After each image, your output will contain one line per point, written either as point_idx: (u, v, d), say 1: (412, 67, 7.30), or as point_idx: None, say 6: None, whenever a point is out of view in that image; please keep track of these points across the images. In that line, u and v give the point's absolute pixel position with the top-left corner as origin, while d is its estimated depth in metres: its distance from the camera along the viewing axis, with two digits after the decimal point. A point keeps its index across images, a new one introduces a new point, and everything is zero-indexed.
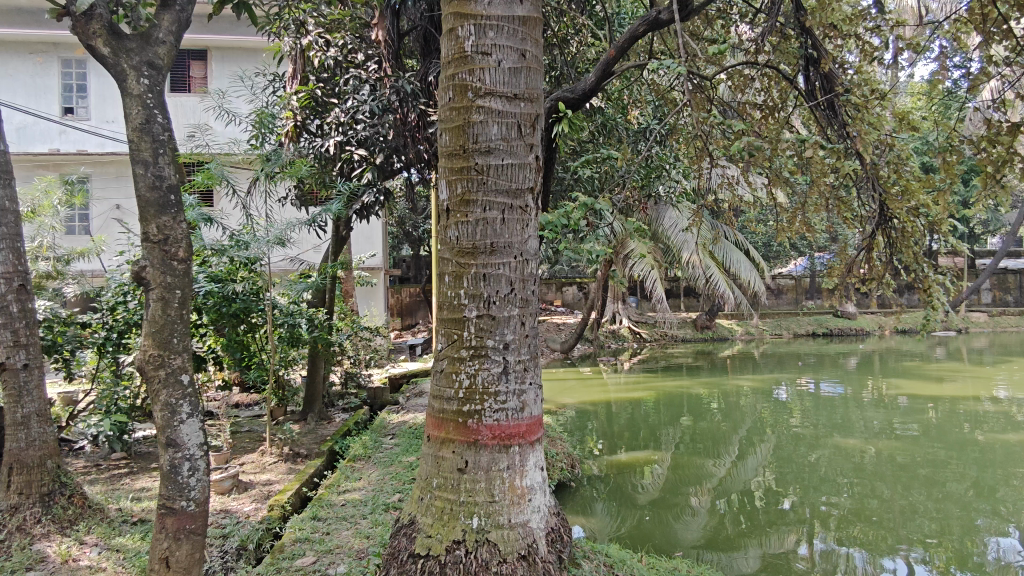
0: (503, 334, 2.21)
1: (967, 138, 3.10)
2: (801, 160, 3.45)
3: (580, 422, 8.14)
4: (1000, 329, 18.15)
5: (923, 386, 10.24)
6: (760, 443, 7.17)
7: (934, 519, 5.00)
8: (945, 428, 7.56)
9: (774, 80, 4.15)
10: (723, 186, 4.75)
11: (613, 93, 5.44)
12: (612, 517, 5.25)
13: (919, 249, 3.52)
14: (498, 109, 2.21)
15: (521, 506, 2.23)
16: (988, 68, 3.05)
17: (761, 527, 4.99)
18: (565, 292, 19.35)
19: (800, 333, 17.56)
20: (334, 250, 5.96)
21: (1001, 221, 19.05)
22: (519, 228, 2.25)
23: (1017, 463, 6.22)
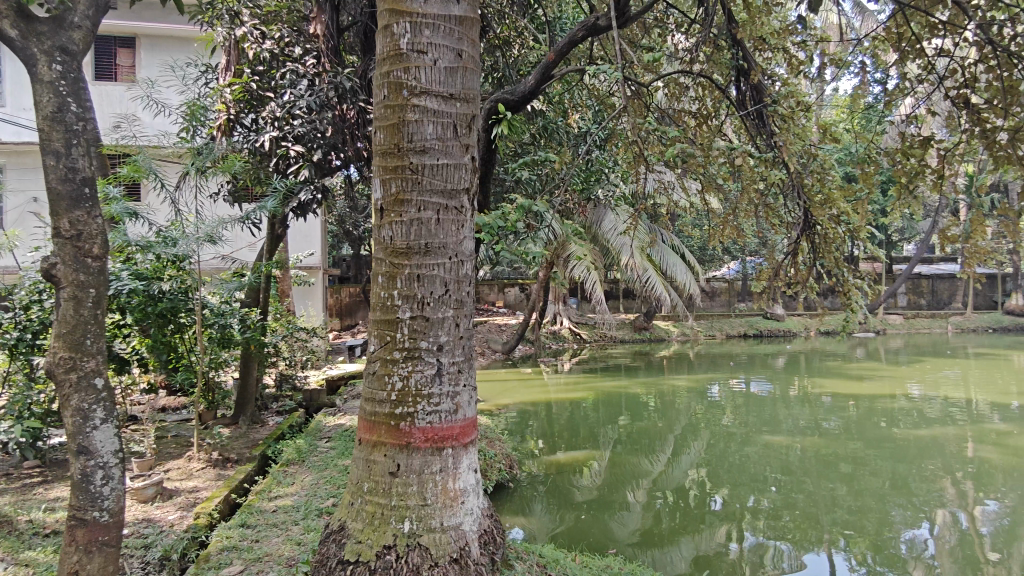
0: (436, 336, 2.20)
1: (884, 150, 3.27)
2: (733, 168, 3.57)
3: (520, 422, 8.19)
4: (914, 330, 19.33)
5: (845, 385, 10.77)
6: (693, 442, 7.38)
7: (853, 511, 5.26)
8: (864, 424, 7.98)
9: (708, 89, 4.29)
10: (659, 191, 4.87)
11: (554, 96, 5.48)
12: (550, 517, 5.29)
13: (841, 254, 3.69)
14: (434, 108, 2.19)
15: (453, 509, 2.22)
16: (902, 86, 3.24)
17: (694, 523, 5.13)
18: (507, 293, 19.44)
19: (731, 334, 18.21)
20: (268, 249, 5.78)
21: (916, 230, 20.31)
22: (454, 228, 2.24)
23: (927, 457, 6.63)
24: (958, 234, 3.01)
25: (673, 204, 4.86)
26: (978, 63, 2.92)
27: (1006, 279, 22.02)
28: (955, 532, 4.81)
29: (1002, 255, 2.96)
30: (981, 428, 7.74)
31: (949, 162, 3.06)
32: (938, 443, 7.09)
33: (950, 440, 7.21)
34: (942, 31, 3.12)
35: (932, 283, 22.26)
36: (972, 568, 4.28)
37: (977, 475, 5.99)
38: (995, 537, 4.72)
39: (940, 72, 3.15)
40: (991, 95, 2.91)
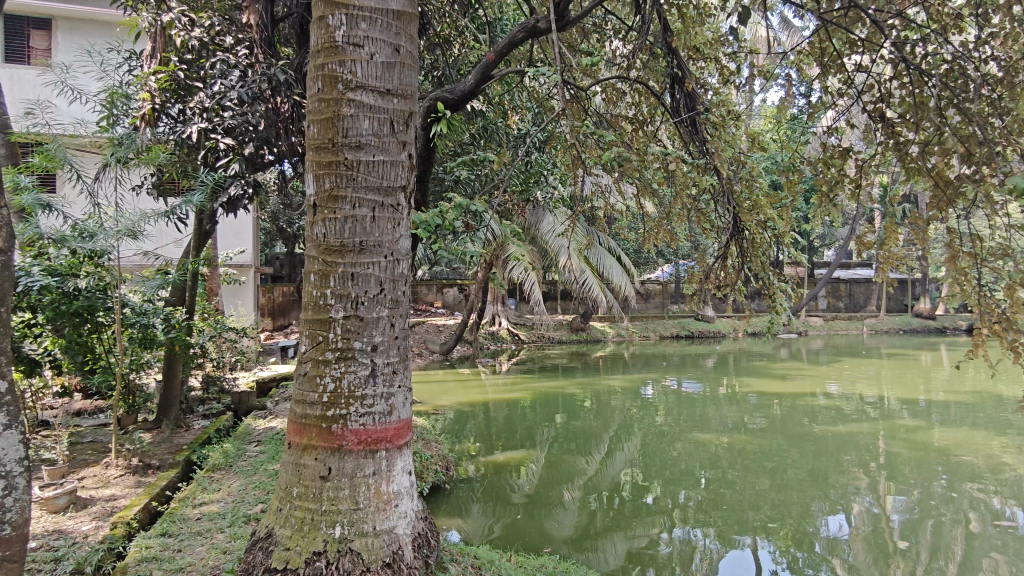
0: (371, 336, 2.16)
1: (808, 160, 3.42)
2: (667, 173, 3.66)
3: (458, 423, 8.16)
4: (833, 332, 20.40)
5: (769, 384, 11.25)
6: (627, 440, 7.54)
7: (776, 504, 5.50)
8: (787, 422, 8.35)
9: (644, 96, 4.39)
10: (597, 194, 4.96)
11: (494, 98, 5.50)
12: (486, 517, 5.29)
13: (766, 259, 3.83)
14: (370, 103, 2.15)
15: (387, 512, 2.18)
16: (824, 99, 3.40)
17: (627, 520, 5.23)
18: (446, 293, 19.34)
19: (664, 335, 18.71)
20: (196, 245, 5.54)
21: (835, 236, 21.43)
22: (390, 226, 2.20)
23: (844, 451, 6.99)
24: (873, 240, 3.18)
25: (609, 207, 4.95)
26: (893, 79, 3.09)
27: (915, 284, 23.53)
28: (868, 522, 5.08)
29: (912, 261, 3.14)
30: (892, 424, 8.22)
31: (865, 173, 3.24)
32: (854, 438, 7.49)
33: (864, 436, 7.62)
34: (861, 47, 3.28)
35: (849, 288, 23.57)
36: (882, 556, 4.55)
37: (888, 469, 6.35)
38: (904, 525, 5.02)
39: (858, 87, 3.32)
40: (903, 109, 3.10)
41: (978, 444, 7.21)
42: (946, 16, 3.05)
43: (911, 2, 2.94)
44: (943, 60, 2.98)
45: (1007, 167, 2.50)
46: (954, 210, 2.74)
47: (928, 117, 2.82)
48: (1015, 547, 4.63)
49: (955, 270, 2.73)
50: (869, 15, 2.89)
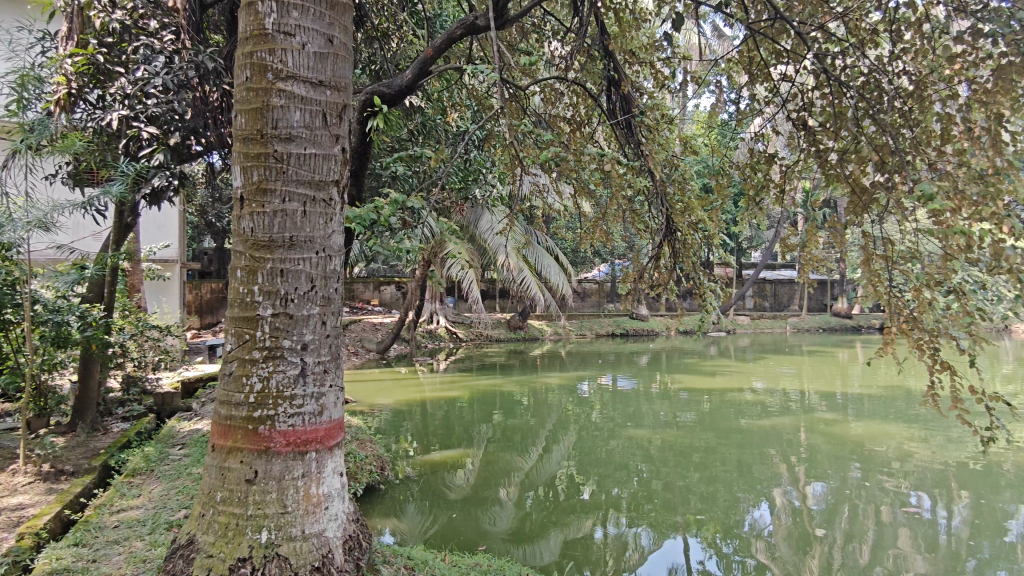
0: (301, 334, 2.10)
1: (736, 165, 3.54)
2: (603, 174, 3.73)
3: (394, 422, 8.06)
4: (759, 330, 21.29)
5: (699, 380, 11.64)
6: (564, 437, 7.63)
7: (705, 496, 5.68)
8: (716, 417, 8.65)
9: (581, 97, 4.45)
10: (535, 193, 4.99)
11: (433, 94, 5.45)
12: (422, 517, 5.25)
13: (697, 259, 3.94)
14: (301, 94, 2.09)
15: (316, 515, 2.13)
16: (752, 106, 3.52)
17: (562, 516, 5.30)
18: (383, 291, 19.06)
19: (600, 333, 19.05)
20: (116, 239, 5.25)
21: (762, 238, 22.34)
22: (322, 222, 2.15)
23: (768, 444, 7.30)
24: (796, 243, 3.32)
25: (547, 207, 5.00)
26: (815, 90, 3.24)
27: (834, 285, 24.82)
28: (789, 512, 5.32)
29: (830, 262, 3.30)
30: (812, 418, 8.64)
31: (789, 178, 3.38)
32: (777, 432, 7.82)
33: (786, 429, 7.98)
34: (786, 57, 3.42)
35: (774, 289, 24.67)
36: (802, 544, 4.77)
37: (808, 461, 6.66)
38: (822, 514, 5.27)
39: (783, 96, 3.46)
40: (824, 119, 3.26)
41: (889, 435, 7.67)
42: (864, 32, 3.22)
43: (832, 16, 3.09)
44: (860, 72, 3.14)
45: (916, 176, 2.66)
46: (869, 215, 2.89)
47: (847, 127, 2.97)
48: (920, 531, 4.94)
49: (869, 271, 2.89)
50: (793, 27, 3.01)
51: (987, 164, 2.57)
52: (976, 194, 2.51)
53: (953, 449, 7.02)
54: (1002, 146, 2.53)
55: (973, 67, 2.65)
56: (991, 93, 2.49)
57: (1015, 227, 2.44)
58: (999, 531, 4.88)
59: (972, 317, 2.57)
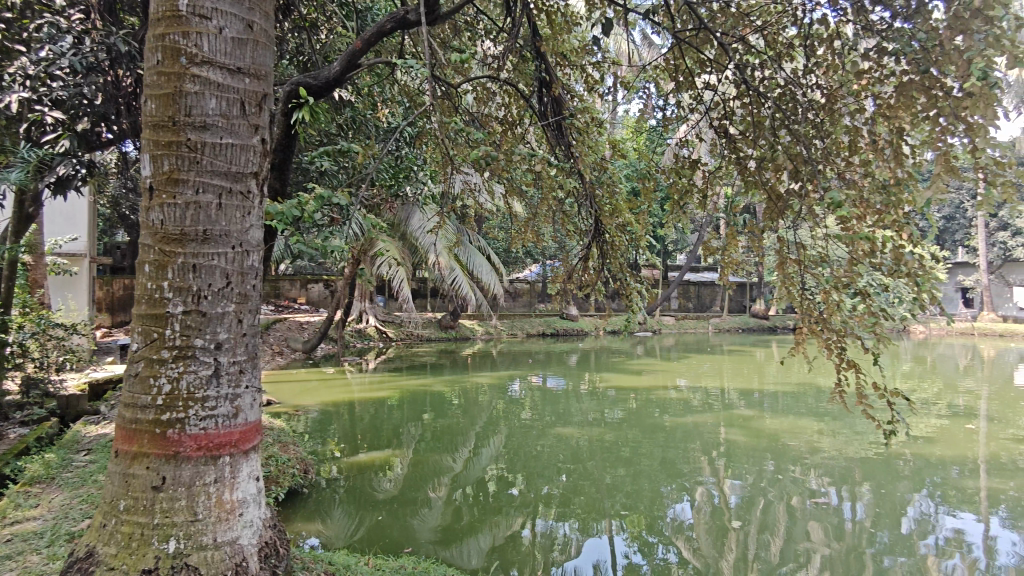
0: (214, 332, 2.01)
1: (662, 170, 3.64)
2: (533, 175, 3.76)
3: (320, 424, 7.85)
4: (683, 330, 22.00)
5: (626, 379, 11.92)
6: (493, 436, 7.64)
7: (630, 492, 5.81)
8: (642, 414, 8.88)
9: (513, 97, 4.46)
10: (466, 192, 4.97)
11: (363, 88, 5.34)
12: (348, 520, 5.12)
13: (624, 261, 4.02)
14: (218, 81, 2.01)
15: (229, 522, 2.04)
16: (678, 112, 3.62)
17: (491, 516, 5.30)
18: (310, 289, 18.56)
19: (530, 333, 19.21)
20: (15, 231, 4.88)
21: (687, 241, 23.11)
22: (239, 215, 2.07)
23: (690, 440, 7.55)
24: (717, 246, 3.44)
25: (478, 206, 4.99)
26: (735, 99, 3.37)
27: (752, 287, 25.97)
28: (709, 505, 5.51)
29: (748, 265, 3.45)
30: (731, 414, 9.00)
31: (710, 184, 3.49)
32: (699, 428, 8.10)
33: (707, 426, 8.28)
34: (709, 67, 3.53)
35: (698, 290, 25.63)
36: (720, 536, 4.95)
37: (726, 456, 6.92)
38: (739, 507, 5.50)
39: (706, 104, 3.58)
40: (743, 127, 3.39)
41: (800, 430, 8.09)
42: (781, 46, 3.37)
43: (751, 29, 3.21)
44: (777, 84, 3.28)
45: (827, 184, 2.80)
46: (783, 221, 3.03)
47: (765, 136, 3.10)
48: (828, 520, 5.22)
49: (783, 274, 3.03)
50: (716, 38, 3.11)
51: (889, 175, 2.73)
52: (880, 203, 2.68)
53: (857, 442, 7.48)
54: (903, 158, 2.70)
55: (878, 83, 2.80)
56: (894, 108, 2.65)
57: (913, 235, 2.62)
58: (897, 519, 5.23)
59: (876, 317, 2.73)
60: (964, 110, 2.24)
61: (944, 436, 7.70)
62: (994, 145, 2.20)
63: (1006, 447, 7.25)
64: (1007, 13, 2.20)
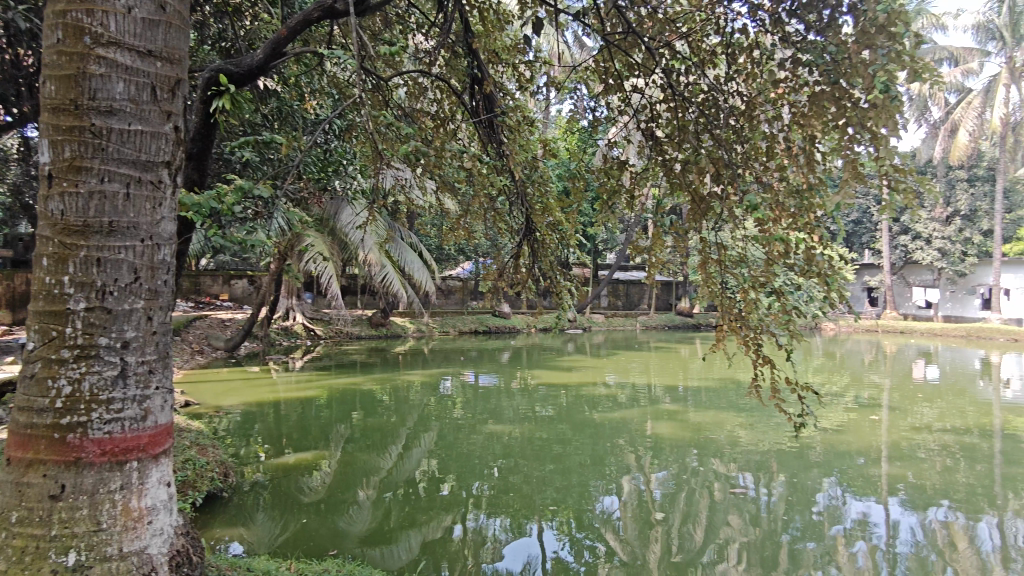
0: (121, 330, 1.91)
1: (591, 169, 3.70)
2: (464, 171, 3.74)
3: (243, 425, 7.58)
4: (612, 328, 22.47)
5: (557, 376, 12.08)
6: (424, 435, 7.58)
7: (560, 488, 5.88)
8: (572, 410, 9.02)
9: (445, 93, 4.43)
10: (397, 187, 4.90)
11: (290, 78, 5.16)
12: (271, 524, 4.94)
13: (554, 259, 4.06)
14: (126, 63, 1.92)
15: (137, 532, 1.94)
16: (608, 114, 3.67)
17: (421, 515, 5.25)
18: (234, 285, 17.87)
19: (463, 331, 19.17)
20: None
21: (617, 241, 23.63)
22: (148, 207, 1.98)
23: (618, 435, 7.73)
24: (644, 246, 3.53)
25: (410, 202, 4.93)
26: (661, 102, 3.47)
27: (678, 287, 26.82)
28: (636, 498, 5.66)
29: (674, 265, 3.55)
30: (657, 409, 9.28)
31: (637, 185, 3.57)
32: (626, 423, 8.32)
33: (635, 421, 8.49)
34: (637, 71, 3.61)
35: (625, 289, 26.31)
36: (646, 527, 5.09)
37: (652, 449, 7.13)
38: (664, 498, 5.67)
39: (634, 106, 3.65)
40: (669, 130, 3.48)
41: (721, 423, 8.43)
42: (706, 53, 3.47)
43: (677, 35, 3.30)
44: (700, 90, 3.40)
45: (745, 187, 2.93)
46: (706, 222, 3.14)
47: (689, 139, 3.20)
48: (747, 508, 5.46)
49: (705, 273, 3.13)
50: (643, 42, 3.18)
51: (802, 180, 2.87)
52: (794, 206, 2.82)
53: (773, 434, 7.87)
54: (815, 164, 2.84)
55: (793, 93, 2.95)
56: (808, 116, 2.78)
57: (823, 237, 2.77)
58: (809, 505, 5.52)
59: (788, 315, 2.87)
60: (869, 121, 2.39)
61: (851, 427, 8.19)
62: (896, 154, 2.35)
63: (905, 436, 7.79)
64: (908, 31, 2.36)
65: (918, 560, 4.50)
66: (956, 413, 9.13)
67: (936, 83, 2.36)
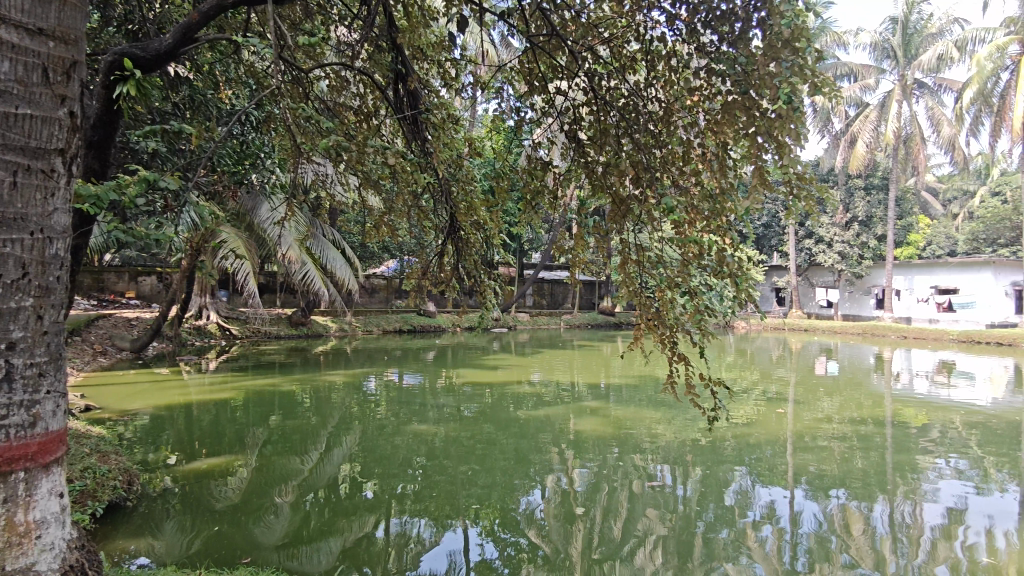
0: (7, 329, 1.90)
1: (515, 170, 3.72)
2: (387, 168, 3.69)
3: (150, 430, 7.18)
4: (537, 326, 22.75)
5: (481, 374, 12.12)
6: (346, 436, 7.41)
7: (485, 486, 5.90)
8: (497, 408, 9.07)
9: (369, 87, 4.34)
10: (318, 182, 4.77)
11: (203, 65, 4.92)
12: (182, 532, 4.70)
13: (478, 258, 4.07)
14: (13, 44, 1.91)
15: (23, 547, 1.95)
16: (532, 116, 3.70)
17: (342, 518, 5.14)
18: (141, 282, 16.86)
19: (387, 330, 18.91)
20: None
21: (541, 240, 23.92)
22: (38, 198, 1.98)
23: (542, 432, 7.84)
24: (567, 246, 3.59)
25: (331, 198, 4.81)
26: (584, 105, 3.52)
27: (600, 286, 27.47)
28: (559, 493, 5.76)
29: (595, 265, 3.62)
30: (580, 406, 9.47)
31: (560, 186, 3.62)
32: (550, 420, 8.45)
33: (558, 418, 8.63)
34: (561, 74, 3.66)
35: (551, 288, 26.93)
36: (568, 521, 5.19)
37: (575, 445, 7.27)
38: (586, 493, 5.80)
39: (557, 109, 3.69)
40: (592, 133, 3.54)
41: (640, 419, 8.70)
42: (627, 59, 3.56)
43: (599, 40, 3.36)
44: (621, 95, 3.49)
45: (663, 190, 3.03)
46: (626, 224, 3.21)
47: (610, 143, 3.27)
48: (664, 500, 5.67)
49: (624, 274, 3.21)
50: (566, 46, 3.23)
51: (716, 185, 2.99)
52: (707, 210, 2.95)
53: (689, 428, 8.20)
54: (727, 170, 2.96)
55: (707, 100, 3.08)
56: (721, 124, 2.90)
57: (734, 239, 2.91)
58: (721, 495, 5.78)
59: (702, 314, 3.01)
60: (776, 130, 2.52)
61: (760, 420, 8.64)
62: (797, 163, 2.50)
63: (809, 427, 8.28)
64: (811, 46, 2.50)
65: (819, 543, 4.79)
66: (854, 405, 9.80)
67: (835, 96, 2.52)
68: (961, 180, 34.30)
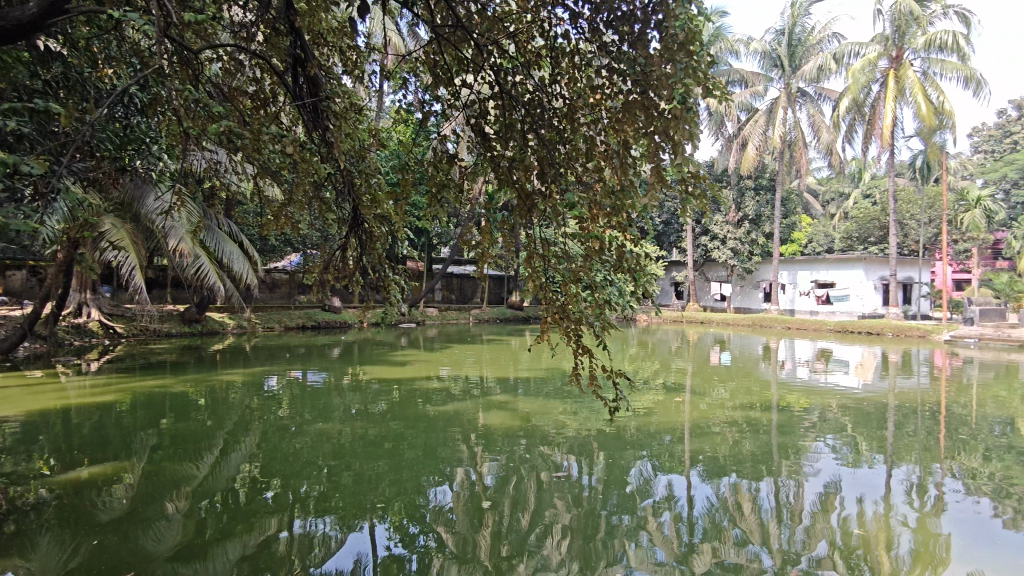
0: None
1: (421, 162, 3.65)
2: (286, 156, 3.52)
3: (20, 439, 6.53)
4: (446, 321, 22.70)
5: (389, 370, 11.94)
6: (244, 438, 7.06)
7: (393, 483, 5.80)
8: (405, 405, 8.97)
9: (266, 72, 4.13)
10: (211, 171, 4.50)
11: (79, 40, 4.50)
12: (58, 547, 4.33)
13: (384, 252, 3.95)
14: None
15: None
16: (437, 107, 3.64)
17: (240, 524, 4.89)
18: (9, 277, 15.53)
19: (289, 326, 18.24)
20: None
21: (450, 235, 23.83)
22: None
23: (450, 427, 7.82)
24: (474, 241, 3.56)
25: (226, 189, 4.55)
26: (490, 99, 3.51)
27: (508, 281, 27.75)
28: (468, 487, 5.76)
29: (503, 260, 3.61)
30: (488, 400, 9.53)
31: (467, 180, 3.58)
32: (459, 415, 8.44)
33: (467, 412, 8.65)
34: (467, 66, 3.62)
35: (460, 283, 26.95)
36: (477, 514, 5.21)
37: (483, 439, 7.29)
38: (495, 485, 5.84)
39: (463, 101, 3.65)
40: (498, 127, 3.53)
41: (548, 411, 8.86)
42: (533, 55, 3.57)
43: (505, 35, 3.36)
44: (527, 90, 3.50)
45: (567, 187, 3.06)
46: (531, 219, 3.22)
47: (516, 137, 3.27)
48: (571, 489, 5.80)
49: (531, 268, 3.22)
50: (472, 37, 3.20)
51: (618, 181, 3.05)
52: (609, 206, 3.01)
53: (594, 418, 8.45)
54: (628, 167, 3.04)
55: (609, 99, 3.15)
56: (622, 122, 2.97)
57: (634, 235, 2.99)
58: (624, 482, 5.99)
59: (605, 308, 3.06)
60: (673, 130, 2.61)
61: (660, 409, 9.02)
62: (691, 161, 2.59)
63: (704, 414, 8.74)
64: (704, 51, 2.62)
65: (714, 523, 5.05)
66: (744, 392, 10.46)
67: (727, 99, 2.64)
68: (838, 183, 37.37)
